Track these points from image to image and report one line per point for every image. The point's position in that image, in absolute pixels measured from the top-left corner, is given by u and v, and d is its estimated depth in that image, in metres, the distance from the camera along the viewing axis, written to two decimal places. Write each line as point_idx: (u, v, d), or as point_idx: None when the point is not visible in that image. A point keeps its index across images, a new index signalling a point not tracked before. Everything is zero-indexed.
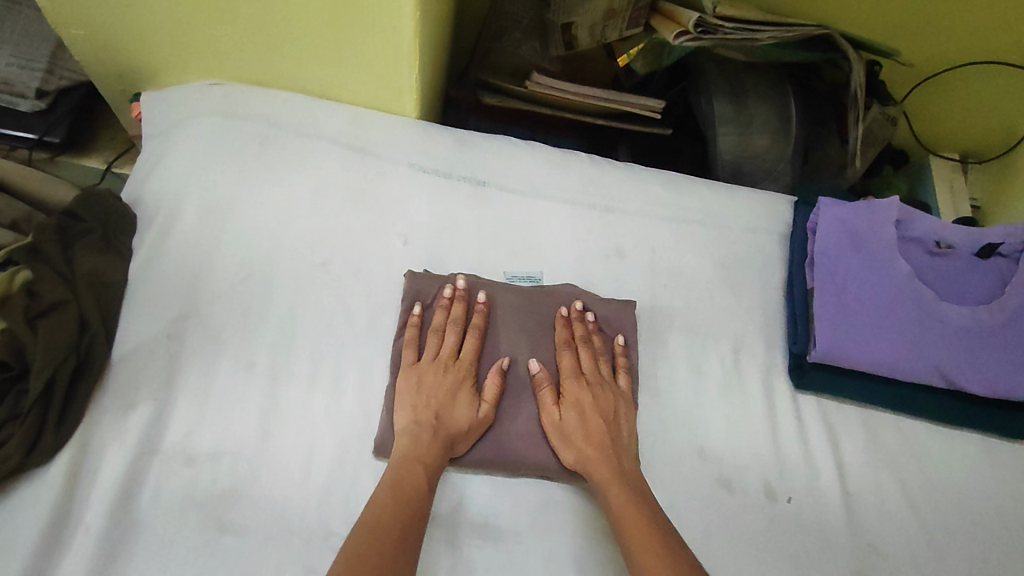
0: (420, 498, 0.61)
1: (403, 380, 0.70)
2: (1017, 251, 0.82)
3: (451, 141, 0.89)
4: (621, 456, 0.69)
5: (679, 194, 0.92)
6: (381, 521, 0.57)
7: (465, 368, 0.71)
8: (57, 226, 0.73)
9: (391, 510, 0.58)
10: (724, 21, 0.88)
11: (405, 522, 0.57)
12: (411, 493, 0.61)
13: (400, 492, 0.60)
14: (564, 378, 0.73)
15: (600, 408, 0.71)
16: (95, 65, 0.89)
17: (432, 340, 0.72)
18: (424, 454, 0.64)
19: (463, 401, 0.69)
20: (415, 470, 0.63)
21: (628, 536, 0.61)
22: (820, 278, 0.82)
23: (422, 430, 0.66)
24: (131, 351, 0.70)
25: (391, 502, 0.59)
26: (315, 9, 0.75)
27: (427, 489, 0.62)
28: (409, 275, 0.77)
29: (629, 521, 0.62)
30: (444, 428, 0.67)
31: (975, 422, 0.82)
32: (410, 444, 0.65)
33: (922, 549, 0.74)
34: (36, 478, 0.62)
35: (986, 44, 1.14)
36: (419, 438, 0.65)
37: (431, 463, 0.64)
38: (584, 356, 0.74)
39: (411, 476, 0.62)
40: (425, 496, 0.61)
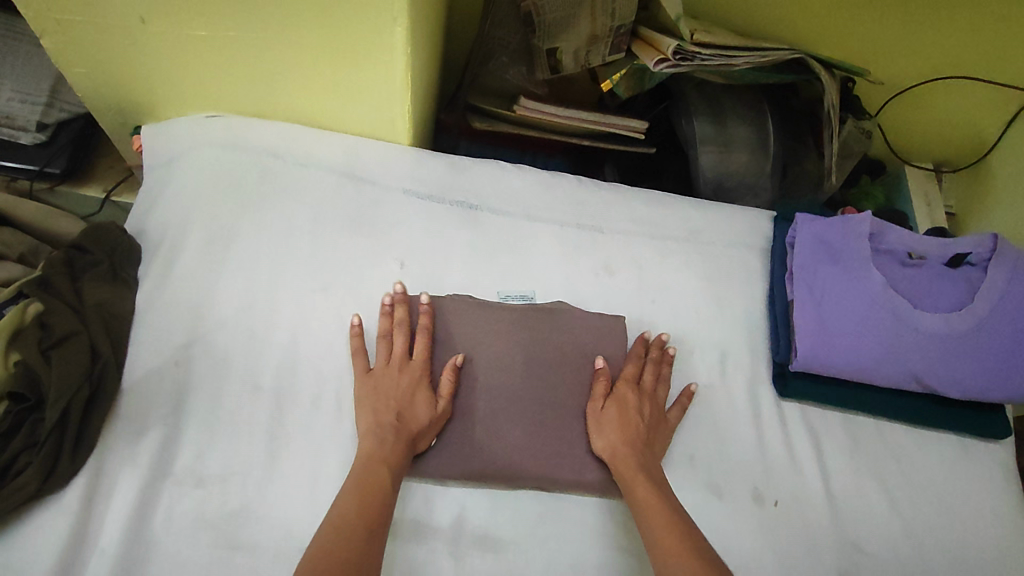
0: (382, 494, 0.63)
1: (361, 387, 0.72)
2: (984, 260, 0.87)
3: (443, 166, 0.93)
4: (650, 453, 0.73)
5: (663, 212, 0.96)
6: (341, 521, 0.59)
7: (421, 366, 0.74)
8: (65, 259, 0.75)
9: (354, 508, 0.60)
10: (700, 49, 0.93)
11: (370, 519, 0.60)
12: (376, 489, 0.63)
13: (363, 489, 0.62)
14: (620, 381, 0.78)
15: (640, 410, 0.76)
16: (97, 100, 0.92)
17: (381, 345, 0.76)
18: (387, 452, 0.66)
19: (420, 397, 0.72)
20: (378, 468, 0.65)
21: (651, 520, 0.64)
22: (800, 292, 0.86)
23: (382, 428, 0.68)
24: (140, 378, 0.72)
25: (354, 500, 0.61)
26: (312, 44, 0.79)
27: (390, 485, 0.64)
28: (398, 295, 0.79)
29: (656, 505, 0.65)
30: (403, 425, 0.69)
31: (951, 423, 0.85)
32: (375, 443, 0.67)
33: (904, 547, 0.78)
34: (52, 504, 0.64)
35: (951, 61, 1.20)
36: (379, 437, 0.67)
37: (395, 461, 0.66)
38: (648, 371, 0.80)
39: (376, 474, 0.64)
40: (388, 491, 0.63)
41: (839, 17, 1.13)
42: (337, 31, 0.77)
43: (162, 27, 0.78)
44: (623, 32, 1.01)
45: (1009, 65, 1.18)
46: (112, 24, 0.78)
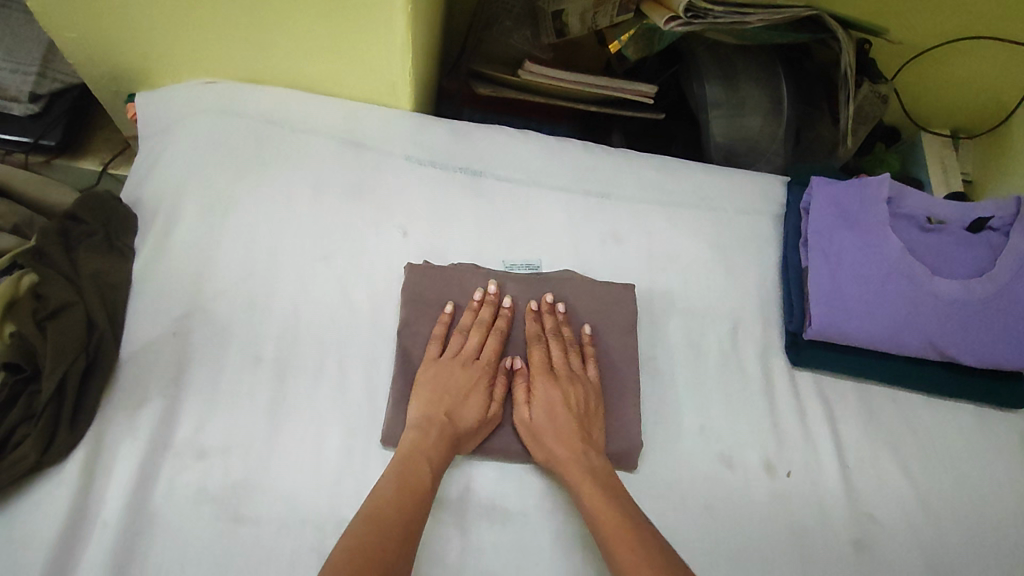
0: (422, 489, 0.62)
1: (424, 371, 0.72)
2: (1006, 225, 0.84)
3: (446, 132, 0.90)
4: (594, 454, 0.69)
5: (673, 178, 0.93)
6: (382, 515, 0.58)
7: (486, 368, 0.72)
8: (59, 230, 0.73)
9: (395, 503, 0.59)
10: (713, 5, 0.89)
11: (406, 515, 0.59)
12: (416, 484, 0.62)
13: (403, 486, 0.61)
14: (534, 374, 0.73)
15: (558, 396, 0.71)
16: (88, 67, 0.89)
17: (456, 338, 0.74)
18: (431, 449, 0.65)
19: (480, 399, 0.70)
20: (414, 464, 0.64)
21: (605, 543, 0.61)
22: (815, 257, 0.83)
23: (438, 424, 0.67)
24: (139, 350, 0.71)
25: (396, 495, 0.60)
26: (307, 4, 0.75)
27: (431, 482, 0.63)
28: (409, 267, 0.78)
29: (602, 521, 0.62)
30: (459, 424, 0.68)
31: (969, 392, 0.83)
32: (434, 439, 0.66)
33: (918, 517, 0.77)
34: (52, 477, 0.63)
35: (973, 20, 1.15)
36: (436, 432, 0.66)
37: (436, 460, 0.65)
38: (554, 349, 0.74)
39: (416, 470, 0.63)
40: (426, 487, 0.62)
41: None
42: None
43: None
44: None
45: None
46: None
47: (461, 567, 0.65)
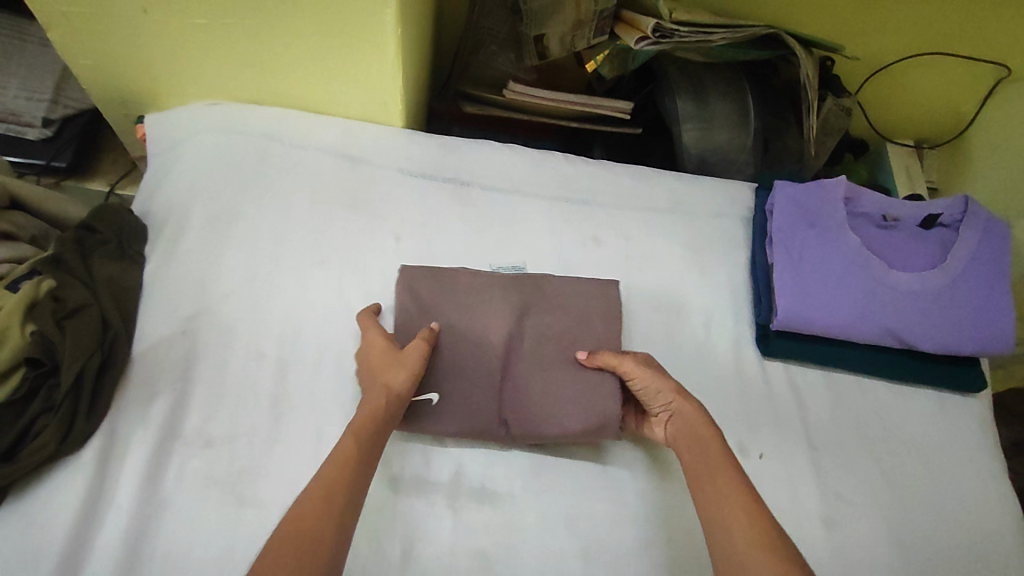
0: (359, 465, 0.62)
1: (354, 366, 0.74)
2: (956, 221, 0.91)
3: (435, 146, 0.96)
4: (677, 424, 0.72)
5: (648, 185, 1.00)
6: (323, 494, 0.58)
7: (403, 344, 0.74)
8: (75, 239, 0.79)
9: (336, 480, 0.60)
10: (679, 26, 0.97)
11: (340, 491, 0.59)
12: (353, 459, 0.62)
13: (338, 460, 0.62)
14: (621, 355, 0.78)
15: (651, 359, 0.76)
16: (101, 91, 0.96)
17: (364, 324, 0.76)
18: (362, 424, 0.66)
19: (410, 364, 0.71)
20: (348, 438, 0.64)
21: (703, 483, 0.64)
22: (780, 254, 0.89)
23: (374, 399, 0.68)
24: (150, 348, 0.76)
25: (339, 470, 0.61)
26: (306, 30, 0.82)
27: (368, 456, 0.63)
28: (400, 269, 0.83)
29: (718, 461, 0.65)
30: (391, 394, 0.69)
31: (928, 378, 0.89)
32: (367, 412, 0.67)
33: (884, 494, 0.82)
34: (69, 464, 0.68)
35: (926, 38, 1.23)
36: (370, 407, 0.67)
37: (371, 433, 0.65)
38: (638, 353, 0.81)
39: (353, 441, 0.63)
40: (363, 459, 0.63)
41: None
42: (330, 15, 0.80)
43: (163, 16, 0.81)
44: (606, 16, 1.04)
45: (984, 38, 1.21)
46: (115, 14, 0.81)
47: (452, 545, 0.70)
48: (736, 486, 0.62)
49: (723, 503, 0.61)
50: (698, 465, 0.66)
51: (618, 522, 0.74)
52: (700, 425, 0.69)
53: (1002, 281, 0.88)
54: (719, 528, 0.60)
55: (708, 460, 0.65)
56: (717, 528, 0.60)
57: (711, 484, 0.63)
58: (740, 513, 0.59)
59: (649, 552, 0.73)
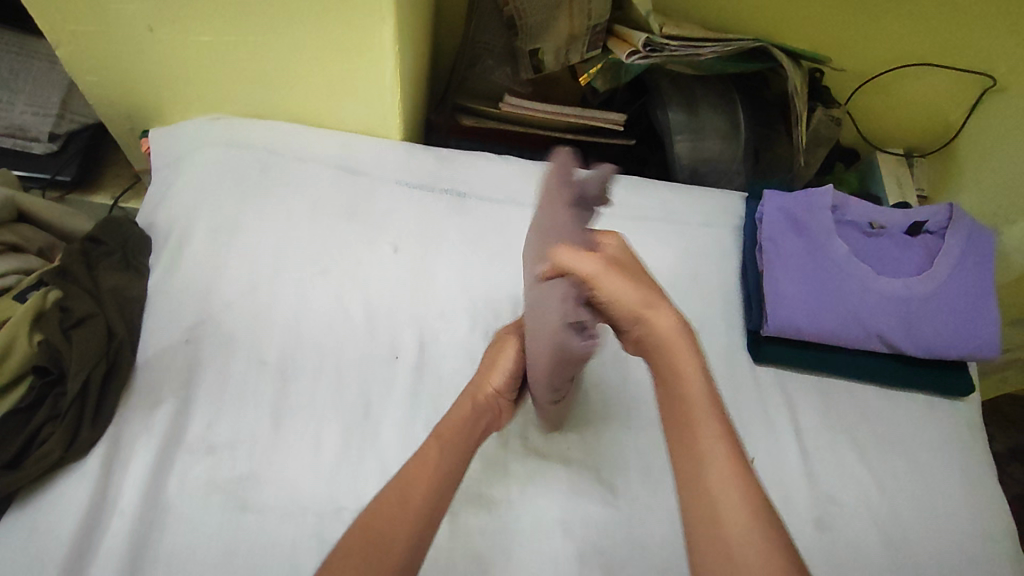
0: (442, 473, 0.65)
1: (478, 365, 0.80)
2: (941, 228, 0.94)
3: (433, 158, 0.99)
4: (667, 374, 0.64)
5: (641, 196, 1.02)
6: (394, 511, 0.60)
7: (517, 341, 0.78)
8: (82, 250, 0.81)
9: (420, 492, 0.62)
10: (668, 41, 1.01)
11: (420, 500, 0.61)
12: (434, 468, 0.64)
13: (416, 471, 0.64)
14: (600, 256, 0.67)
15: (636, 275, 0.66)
16: (106, 106, 0.98)
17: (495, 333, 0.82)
18: (446, 431, 0.69)
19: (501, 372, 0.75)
20: (430, 448, 0.66)
21: (689, 451, 0.59)
22: (769, 261, 0.92)
23: (464, 405, 0.72)
24: (153, 357, 0.78)
25: (422, 484, 0.63)
26: (306, 47, 0.85)
27: (455, 465, 0.66)
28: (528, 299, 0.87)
29: (711, 424, 0.59)
30: (484, 399, 0.74)
31: (917, 382, 0.91)
32: (457, 417, 0.71)
33: (875, 497, 0.83)
34: (75, 471, 0.69)
35: (912, 50, 1.26)
36: (460, 413, 0.71)
37: (459, 441, 0.69)
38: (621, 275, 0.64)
39: (435, 450, 0.66)
40: (444, 468, 0.65)
41: (800, 9, 1.21)
42: (331, 31, 0.83)
43: (168, 34, 0.84)
44: (599, 31, 1.07)
45: (968, 50, 1.24)
46: (122, 32, 0.84)
47: (449, 548, 0.71)
48: (724, 456, 0.58)
49: (713, 480, 0.57)
50: (679, 424, 0.61)
51: (613, 526, 0.75)
52: (693, 374, 0.62)
53: (986, 286, 0.90)
54: (708, 508, 0.56)
55: (697, 426, 0.60)
56: (703, 505, 0.56)
57: (691, 456, 0.59)
58: (736, 493, 0.55)
59: (644, 555, 0.74)
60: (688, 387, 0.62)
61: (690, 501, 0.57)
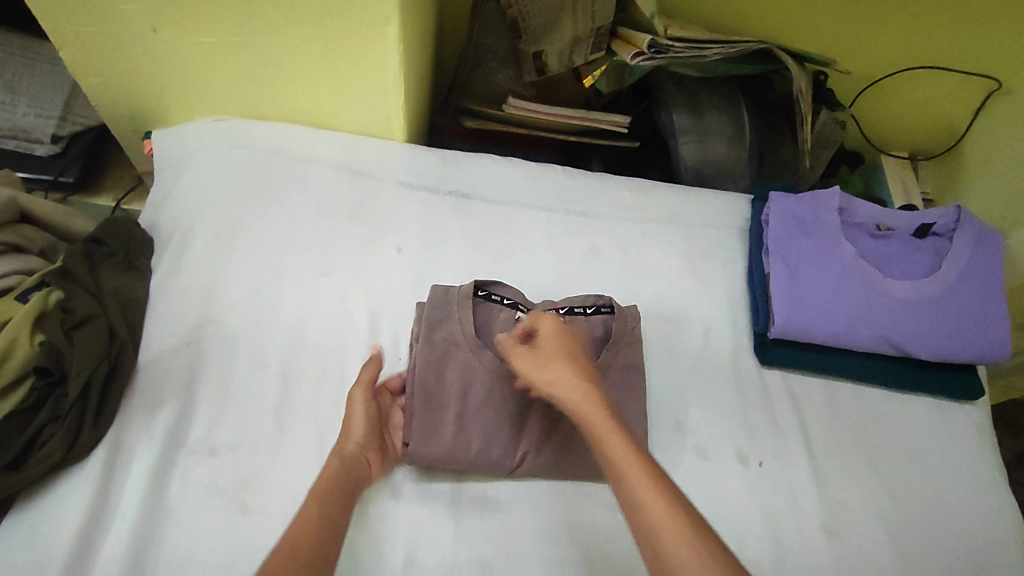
0: (321, 528, 0.61)
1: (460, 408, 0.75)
2: (949, 230, 0.92)
3: (436, 159, 0.98)
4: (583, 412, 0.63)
5: (646, 197, 1.01)
6: (289, 554, 0.56)
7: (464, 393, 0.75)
8: (84, 251, 0.80)
9: (302, 541, 0.58)
10: (673, 42, 1.01)
11: (309, 551, 0.58)
12: (312, 521, 0.61)
13: (296, 529, 0.60)
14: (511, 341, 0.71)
15: (577, 360, 0.67)
16: (109, 107, 0.98)
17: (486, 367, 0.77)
18: (320, 490, 0.65)
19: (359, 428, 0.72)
20: (310, 503, 0.63)
21: (628, 493, 0.56)
22: (775, 263, 0.91)
23: (331, 464, 0.68)
24: (155, 358, 0.77)
25: (303, 533, 0.59)
26: (310, 48, 0.85)
27: (331, 518, 0.62)
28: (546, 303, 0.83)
29: (632, 468, 0.57)
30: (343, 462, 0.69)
31: (925, 385, 0.90)
32: (325, 479, 0.67)
33: (884, 501, 0.82)
34: (75, 473, 0.69)
35: (917, 53, 1.26)
36: (329, 472, 0.67)
37: (329, 497, 0.65)
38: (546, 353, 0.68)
39: (313, 507, 0.63)
40: (322, 520, 0.61)
41: (805, 12, 1.21)
42: (333, 33, 0.82)
43: (172, 36, 0.84)
44: (603, 32, 1.06)
45: (973, 52, 1.23)
46: (126, 33, 0.84)
47: (454, 553, 0.70)
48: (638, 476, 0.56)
49: (646, 525, 0.53)
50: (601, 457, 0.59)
51: (619, 530, 0.74)
52: (613, 434, 0.59)
53: (995, 288, 0.90)
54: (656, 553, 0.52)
55: (627, 476, 0.56)
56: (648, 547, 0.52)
57: (631, 501, 0.55)
58: (677, 536, 0.52)
59: None
60: (612, 447, 0.58)
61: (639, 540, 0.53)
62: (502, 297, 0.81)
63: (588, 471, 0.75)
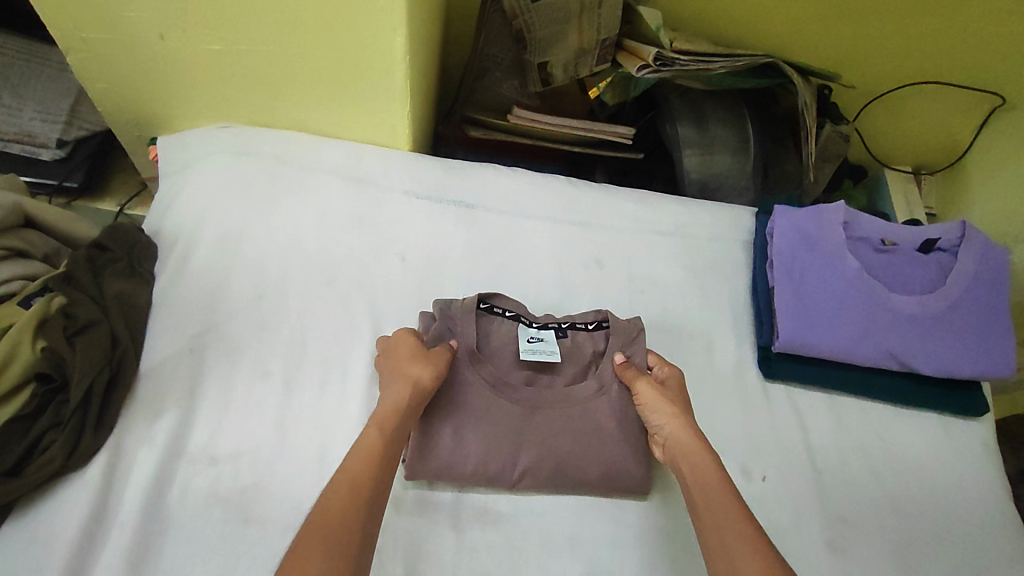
0: (385, 460, 0.64)
1: (467, 417, 0.74)
2: (954, 246, 0.92)
3: (442, 169, 0.98)
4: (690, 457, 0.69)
5: (650, 208, 1.01)
6: (351, 490, 0.60)
7: (477, 401, 0.75)
8: (87, 256, 0.80)
9: (366, 470, 0.62)
10: (679, 55, 1.01)
11: (370, 482, 0.61)
12: (379, 452, 0.64)
13: (364, 453, 0.63)
14: (636, 377, 0.77)
15: (687, 412, 0.75)
16: (115, 113, 0.98)
17: (492, 376, 0.77)
18: (388, 418, 0.67)
19: (434, 366, 0.73)
20: (373, 431, 0.66)
21: (707, 512, 0.63)
22: (780, 276, 0.91)
23: (397, 394, 0.70)
24: (157, 365, 0.77)
25: (366, 466, 0.62)
26: (318, 57, 0.85)
27: (392, 451, 0.65)
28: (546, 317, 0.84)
29: (733, 514, 0.62)
30: (417, 389, 0.70)
31: (929, 401, 0.90)
32: (395, 405, 0.69)
33: (889, 518, 0.81)
34: (74, 481, 0.68)
35: (920, 68, 1.26)
36: (394, 402, 0.69)
37: (395, 428, 0.67)
38: (670, 396, 0.75)
39: (378, 436, 0.65)
40: (390, 449, 0.65)
41: (809, 26, 1.21)
42: (341, 41, 0.83)
43: (180, 42, 0.84)
44: (609, 44, 1.07)
45: (976, 67, 1.24)
46: (135, 41, 0.84)
47: (455, 566, 0.69)
48: (739, 524, 0.61)
49: (723, 537, 0.60)
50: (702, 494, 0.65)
51: (622, 544, 0.74)
52: (718, 483, 0.65)
53: (1000, 304, 0.89)
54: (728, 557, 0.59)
55: (719, 514, 0.62)
56: (718, 554, 0.60)
57: (710, 519, 0.62)
58: (745, 542, 0.59)
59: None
60: (713, 492, 0.65)
61: (708, 553, 0.61)
62: (504, 309, 0.82)
63: (587, 487, 0.75)
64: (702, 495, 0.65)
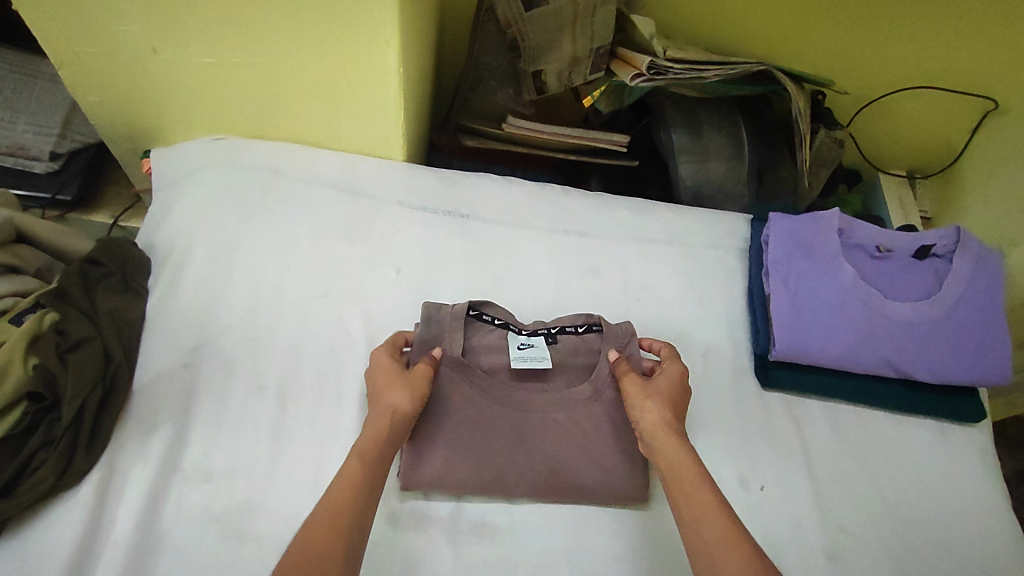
0: (365, 492, 0.63)
1: (456, 426, 0.74)
2: (949, 251, 0.92)
3: (436, 179, 0.98)
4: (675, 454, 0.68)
5: (645, 216, 1.01)
6: (331, 525, 0.58)
7: (466, 410, 0.74)
8: (80, 271, 0.79)
9: (345, 506, 0.60)
10: (672, 64, 1.01)
11: (350, 516, 0.60)
12: (360, 483, 0.63)
13: (344, 488, 0.62)
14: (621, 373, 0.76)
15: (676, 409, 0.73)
16: (107, 125, 0.98)
17: (480, 383, 0.76)
18: (368, 447, 0.66)
19: (413, 387, 0.71)
20: (353, 464, 0.64)
21: (688, 508, 0.63)
22: (775, 284, 0.91)
23: (377, 421, 0.69)
24: (151, 381, 0.76)
25: (347, 498, 0.61)
26: (311, 69, 0.85)
27: (373, 482, 0.64)
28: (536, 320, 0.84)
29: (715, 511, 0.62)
30: (392, 416, 0.69)
31: (926, 408, 0.90)
32: (373, 434, 0.68)
33: (887, 526, 0.81)
34: (67, 501, 0.67)
35: (914, 74, 1.27)
36: (373, 430, 0.68)
37: (375, 457, 0.66)
38: (659, 391, 0.74)
39: (359, 468, 0.64)
40: (369, 484, 0.63)
41: (802, 33, 1.21)
42: (334, 50, 0.82)
43: (172, 55, 0.84)
44: (602, 53, 1.07)
45: (969, 73, 1.24)
46: (128, 55, 0.84)
47: None
48: (719, 523, 0.61)
49: (703, 533, 0.61)
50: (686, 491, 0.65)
51: (621, 556, 0.73)
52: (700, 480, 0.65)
53: (995, 310, 0.89)
54: (705, 554, 0.59)
55: (702, 512, 0.62)
56: (699, 548, 0.60)
57: (691, 516, 0.63)
58: (723, 539, 0.59)
59: None
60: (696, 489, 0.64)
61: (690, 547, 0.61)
62: (493, 317, 0.80)
63: (582, 494, 0.75)
64: (682, 495, 0.65)
